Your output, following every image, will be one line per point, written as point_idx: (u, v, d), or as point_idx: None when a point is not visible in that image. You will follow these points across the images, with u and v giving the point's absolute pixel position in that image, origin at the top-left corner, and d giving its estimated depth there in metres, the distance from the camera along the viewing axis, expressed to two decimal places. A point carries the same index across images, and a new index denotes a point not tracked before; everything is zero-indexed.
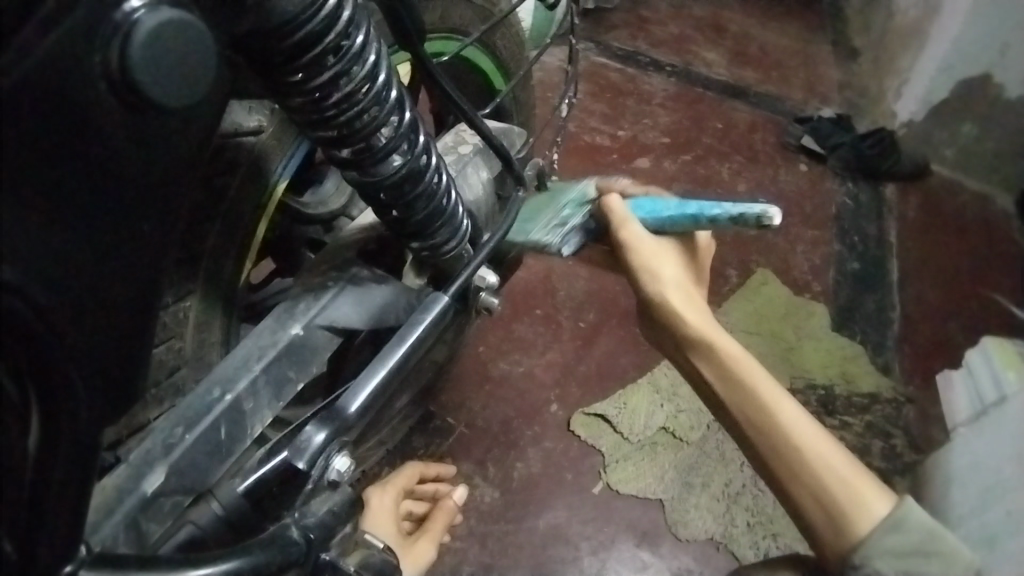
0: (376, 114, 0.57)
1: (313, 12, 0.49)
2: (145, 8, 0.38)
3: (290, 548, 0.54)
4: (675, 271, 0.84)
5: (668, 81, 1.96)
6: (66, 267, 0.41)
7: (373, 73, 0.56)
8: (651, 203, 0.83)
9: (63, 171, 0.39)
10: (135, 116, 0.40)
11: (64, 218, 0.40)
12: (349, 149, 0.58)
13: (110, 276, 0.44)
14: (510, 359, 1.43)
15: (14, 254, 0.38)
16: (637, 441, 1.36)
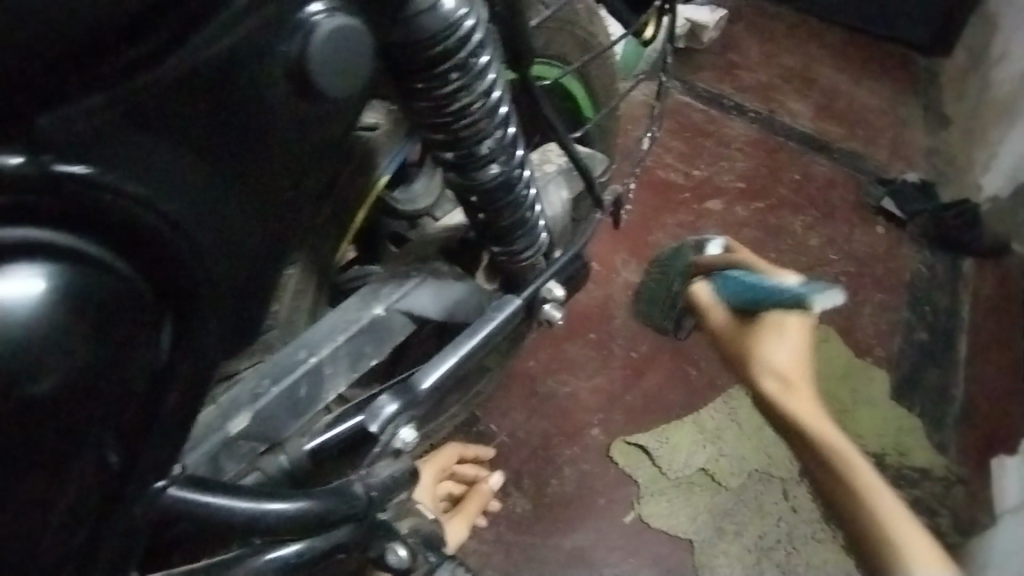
0: (484, 127, 0.62)
1: (449, 32, 0.56)
2: (323, 13, 0.49)
3: (351, 502, 0.63)
4: (784, 358, 0.78)
5: (750, 127, 1.96)
6: (213, 205, 0.51)
7: (489, 90, 0.61)
8: (742, 282, 0.81)
9: (231, 134, 0.50)
10: (295, 97, 0.51)
11: (220, 165, 0.50)
12: (453, 152, 0.63)
13: (237, 223, 0.53)
14: (558, 377, 1.44)
15: (174, 187, 0.48)
16: (674, 477, 1.35)
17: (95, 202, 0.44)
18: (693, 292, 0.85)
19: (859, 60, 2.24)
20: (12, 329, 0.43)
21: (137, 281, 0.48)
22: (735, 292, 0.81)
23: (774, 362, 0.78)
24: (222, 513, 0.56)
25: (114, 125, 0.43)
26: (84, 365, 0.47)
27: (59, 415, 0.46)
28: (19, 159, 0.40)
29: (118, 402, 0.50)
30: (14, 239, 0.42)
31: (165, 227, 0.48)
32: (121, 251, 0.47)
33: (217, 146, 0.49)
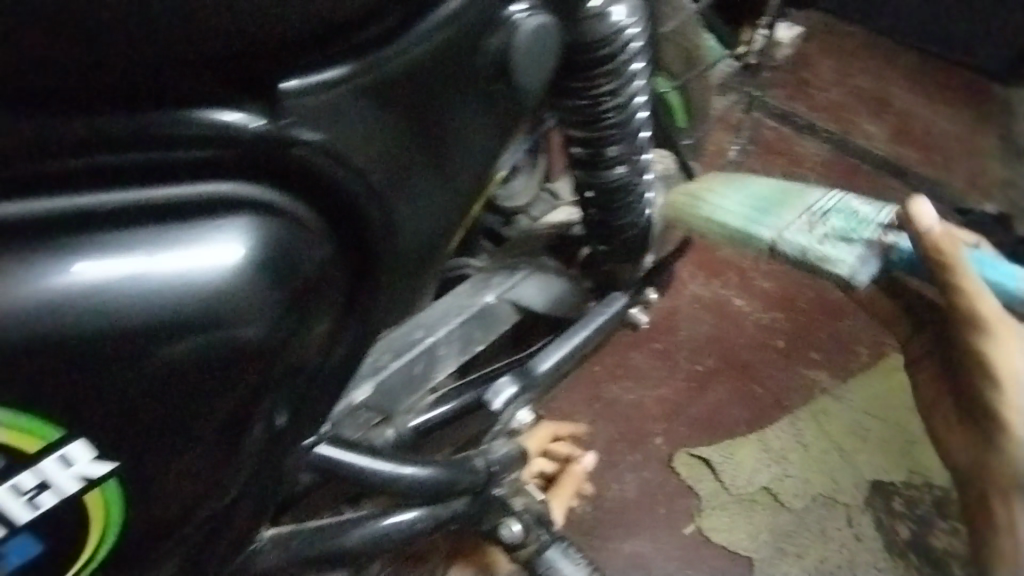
0: (621, 129, 0.67)
1: (611, 39, 0.62)
2: (528, 12, 0.54)
3: (475, 477, 0.67)
4: (1013, 333, 0.61)
5: (823, 146, 1.94)
6: (409, 181, 0.53)
7: (632, 97, 0.67)
8: (989, 262, 0.68)
9: (435, 117, 0.52)
10: (490, 86, 0.54)
11: (421, 145, 0.53)
12: (590, 146, 0.67)
13: (427, 211, 0.55)
14: (623, 382, 1.46)
15: (382, 161, 0.50)
16: (736, 493, 1.33)
17: (302, 164, 0.47)
18: (938, 240, 0.63)
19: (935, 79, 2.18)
20: (214, 278, 0.45)
21: (336, 247, 0.52)
22: (987, 271, 0.67)
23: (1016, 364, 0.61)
24: (352, 476, 0.60)
25: (343, 98, 0.47)
26: (265, 325, 0.48)
27: (233, 372, 0.48)
28: (259, 122, 0.44)
29: (277, 370, 0.50)
30: (218, 194, 0.46)
31: (368, 198, 0.51)
32: (307, 215, 0.49)
33: (429, 132, 0.53)
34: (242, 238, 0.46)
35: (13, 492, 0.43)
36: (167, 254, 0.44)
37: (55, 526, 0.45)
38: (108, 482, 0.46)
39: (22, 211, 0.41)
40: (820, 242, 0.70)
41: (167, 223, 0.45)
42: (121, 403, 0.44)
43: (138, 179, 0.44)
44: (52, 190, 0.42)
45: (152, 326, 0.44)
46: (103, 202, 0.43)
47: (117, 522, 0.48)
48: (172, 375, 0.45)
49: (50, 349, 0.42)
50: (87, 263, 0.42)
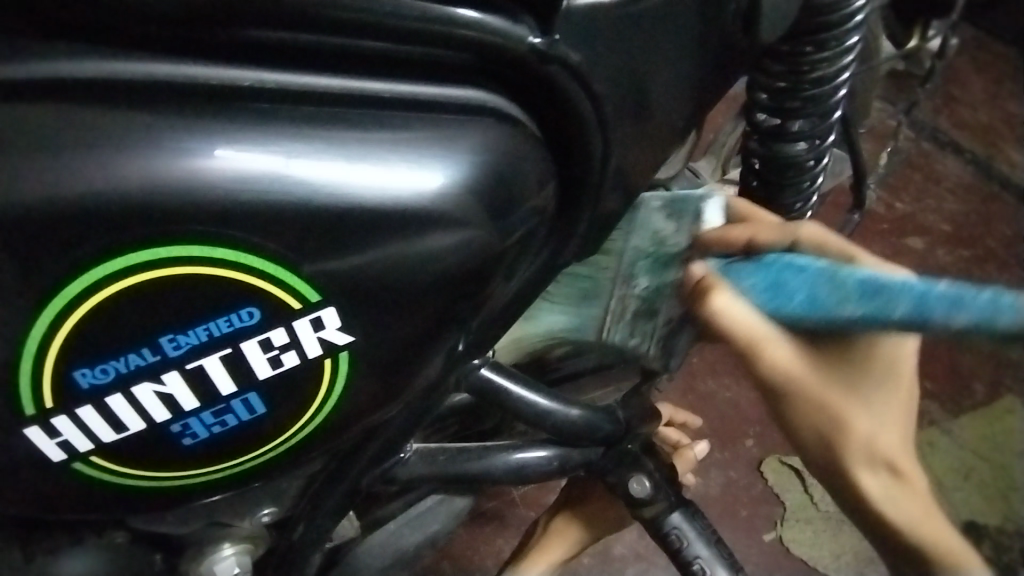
0: (821, 116, 0.55)
1: (845, 8, 0.50)
2: None
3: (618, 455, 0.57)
4: (863, 397, 0.41)
5: (1006, 130, 1.41)
6: (640, 123, 0.40)
7: (838, 78, 0.54)
8: (794, 279, 0.39)
9: (668, 31, 0.39)
10: (740, 21, 0.42)
11: (658, 77, 0.39)
12: (779, 120, 0.55)
13: (654, 119, 0.41)
14: (721, 378, 1.14)
15: (615, 88, 0.37)
16: (825, 509, 1.03)
17: (553, 87, 0.35)
18: (701, 287, 0.42)
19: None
20: (418, 212, 0.35)
21: (543, 202, 0.39)
22: (765, 294, 0.40)
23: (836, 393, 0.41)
24: (522, 405, 0.51)
25: (630, 16, 0.37)
26: (464, 270, 0.37)
27: (406, 317, 0.37)
28: (536, 39, 0.34)
29: (489, 295, 0.40)
30: (468, 100, 0.36)
31: (598, 141, 0.38)
32: (544, 133, 0.38)
33: (681, 55, 0.40)
34: (486, 144, 0.36)
35: (259, 347, 0.35)
36: (365, 169, 0.34)
37: (287, 391, 0.36)
38: (343, 353, 0.37)
39: (232, 83, 0.32)
40: (635, 287, 0.52)
41: (405, 117, 0.35)
42: (342, 292, 0.35)
43: (365, 74, 0.34)
44: (258, 62, 0.32)
45: (352, 224, 0.34)
46: (329, 89, 0.33)
47: (339, 393, 0.38)
48: (364, 294, 0.35)
49: (281, 227, 0.33)
50: (280, 151, 0.32)
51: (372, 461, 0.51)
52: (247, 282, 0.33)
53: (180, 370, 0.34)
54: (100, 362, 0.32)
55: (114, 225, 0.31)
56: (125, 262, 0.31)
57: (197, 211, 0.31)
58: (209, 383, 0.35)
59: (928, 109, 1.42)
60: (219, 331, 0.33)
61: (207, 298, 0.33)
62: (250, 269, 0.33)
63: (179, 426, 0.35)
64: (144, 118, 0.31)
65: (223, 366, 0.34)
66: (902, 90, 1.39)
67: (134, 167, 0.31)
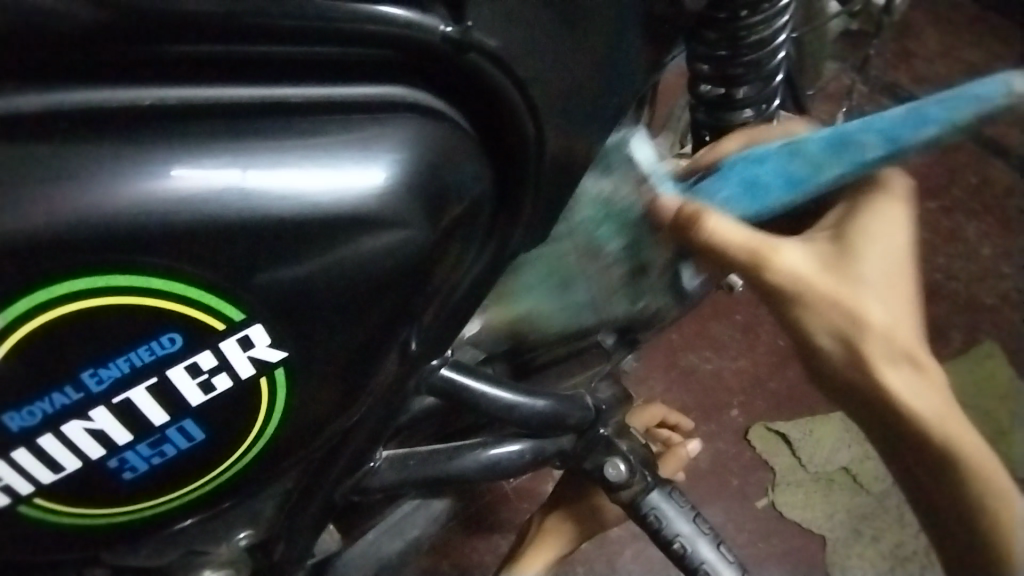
0: (761, 83, 0.53)
1: None
2: None
3: (595, 442, 0.57)
4: (879, 285, 0.41)
5: (962, 80, 1.42)
6: (567, 104, 0.38)
7: (773, 42, 0.51)
8: (762, 173, 0.47)
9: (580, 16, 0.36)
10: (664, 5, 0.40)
11: (580, 62, 0.38)
12: (722, 88, 0.53)
13: (585, 99, 0.39)
14: (701, 352, 1.13)
15: (537, 71, 0.36)
16: (814, 471, 1.03)
17: (473, 74, 0.34)
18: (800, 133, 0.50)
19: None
20: (342, 215, 0.33)
21: (475, 192, 0.38)
22: (749, 196, 0.46)
23: (800, 262, 0.41)
24: (486, 401, 0.50)
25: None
26: (398, 269, 0.36)
27: (337, 325, 0.36)
28: (447, 27, 0.32)
29: (434, 291, 0.39)
30: (387, 97, 0.34)
31: (527, 122, 0.37)
32: (471, 121, 0.37)
33: (605, 33, 0.38)
34: (410, 141, 0.35)
35: (188, 373, 0.33)
36: (282, 175, 0.32)
37: (226, 415, 0.35)
38: (279, 369, 0.36)
39: (129, 104, 0.30)
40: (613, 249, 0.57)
41: (320, 122, 0.33)
42: (271, 307, 0.34)
43: (274, 77, 0.32)
44: (156, 79, 0.31)
45: (270, 235, 0.32)
46: (238, 100, 0.32)
47: (281, 410, 0.37)
48: (291, 304, 0.34)
49: (198, 245, 0.31)
50: (189, 167, 0.31)
51: (340, 476, 0.50)
52: (164, 308, 0.32)
53: (108, 405, 0.33)
54: (24, 405, 0.31)
55: (22, 264, 0.29)
56: (36, 300, 0.30)
57: (105, 239, 0.30)
58: (140, 415, 0.34)
59: (885, 65, 1.43)
60: (143, 361, 0.32)
61: (125, 329, 0.31)
62: (166, 296, 0.31)
63: (117, 461, 0.34)
64: (42, 149, 0.29)
65: (154, 397, 0.33)
66: (859, 46, 1.38)
67: (29, 203, 0.29)
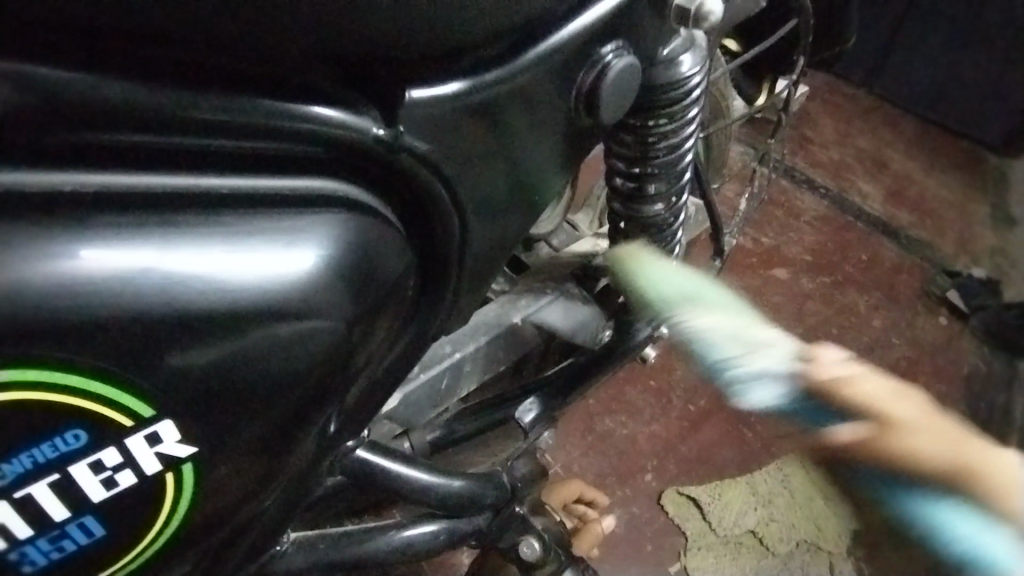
0: (672, 180, 0.56)
1: (678, 86, 0.51)
2: (614, 53, 0.40)
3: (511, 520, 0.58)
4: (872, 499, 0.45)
5: (855, 164, 1.57)
6: (490, 201, 0.40)
7: (683, 146, 0.55)
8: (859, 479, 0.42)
9: (504, 125, 0.38)
10: (586, 119, 0.41)
11: (504, 166, 0.39)
12: (635, 183, 0.56)
13: (509, 197, 0.41)
14: (617, 416, 1.15)
15: (462, 173, 0.38)
16: (723, 535, 1.05)
17: (404, 174, 0.36)
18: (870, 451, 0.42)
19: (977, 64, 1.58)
20: (265, 303, 0.33)
21: (400, 280, 0.39)
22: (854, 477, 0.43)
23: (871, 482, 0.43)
24: (401, 480, 0.50)
25: (483, 106, 0.36)
26: (318, 354, 0.36)
27: (248, 413, 0.35)
28: (379, 129, 0.34)
29: (356, 375, 0.39)
30: (315, 189, 0.35)
31: (452, 215, 0.39)
32: (399, 215, 0.38)
33: (533, 140, 0.40)
34: (338, 232, 0.35)
35: (91, 470, 0.32)
36: (202, 263, 0.32)
37: (131, 510, 0.34)
38: (186, 464, 0.34)
39: (49, 190, 0.29)
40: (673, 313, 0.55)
41: (248, 208, 0.33)
42: (182, 401, 0.33)
43: (203, 167, 0.32)
44: (73, 165, 0.29)
45: (188, 323, 0.32)
46: (160, 187, 0.31)
47: (188, 502, 0.36)
48: (201, 395, 0.33)
49: (111, 335, 0.30)
50: (111, 249, 0.30)
51: (244, 561, 0.47)
52: (69, 404, 0.30)
53: (8, 499, 0.31)
54: None
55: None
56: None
57: (10, 328, 0.28)
58: (39, 510, 0.32)
59: (786, 150, 1.56)
60: (45, 458, 0.31)
61: (27, 423, 0.30)
62: (75, 390, 0.30)
63: (17, 555, 0.32)
64: None
65: (56, 495, 0.32)
66: (762, 132, 1.50)
67: None
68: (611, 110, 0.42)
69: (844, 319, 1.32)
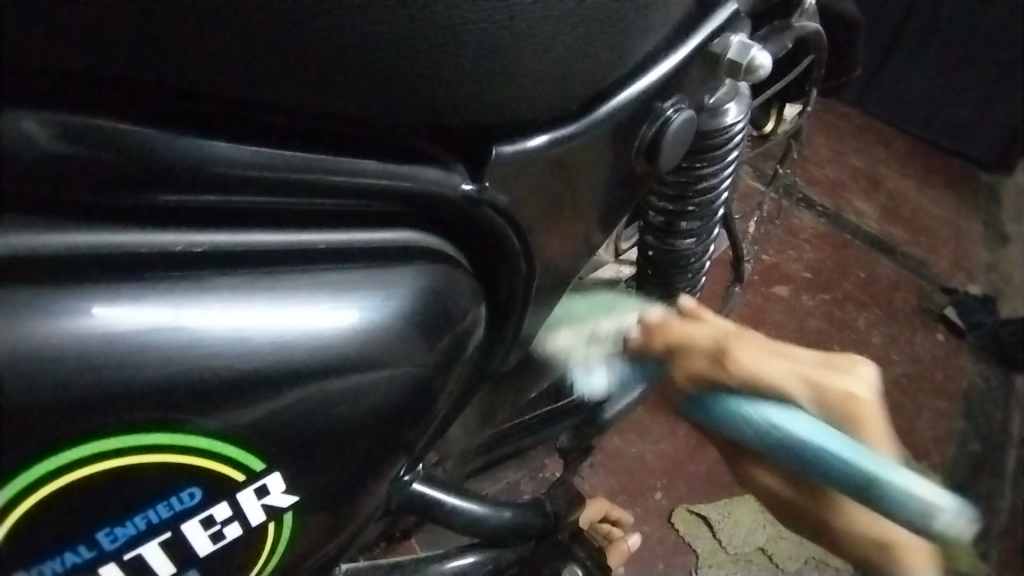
0: (709, 217, 0.58)
1: (722, 131, 0.53)
2: (673, 108, 0.43)
3: (554, 548, 0.59)
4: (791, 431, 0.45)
5: (851, 183, 1.60)
6: (555, 246, 0.42)
7: (721, 185, 0.57)
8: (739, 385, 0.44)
9: (572, 177, 0.40)
10: (642, 168, 0.44)
11: (569, 213, 0.41)
12: (672, 220, 0.58)
13: (569, 243, 0.43)
14: (625, 434, 1.16)
15: (534, 223, 0.39)
16: (735, 553, 1.07)
17: (486, 226, 0.38)
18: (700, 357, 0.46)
19: (971, 86, 1.63)
20: (355, 348, 0.35)
21: (475, 326, 0.40)
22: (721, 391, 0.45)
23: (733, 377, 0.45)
24: (458, 513, 0.51)
25: (554, 161, 0.38)
26: (402, 396, 0.37)
27: (336, 455, 0.36)
28: (467, 185, 0.36)
29: (432, 419, 0.41)
30: (402, 242, 0.37)
31: (522, 260, 0.40)
32: (474, 264, 0.40)
33: (596, 190, 0.42)
34: (424, 283, 0.37)
35: (201, 525, 0.34)
36: (301, 313, 0.34)
37: (227, 561, 0.36)
38: (286, 514, 0.36)
39: (163, 249, 0.32)
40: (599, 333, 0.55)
41: (340, 260, 0.36)
42: (281, 447, 0.34)
43: (300, 223, 0.35)
44: (186, 227, 0.32)
45: (288, 370, 0.34)
46: (263, 245, 0.34)
47: (281, 550, 0.37)
48: (296, 439, 0.35)
49: (221, 387, 0.32)
50: (226, 306, 0.32)
51: None
52: (184, 464, 0.32)
53: (119, 561, 0.33)
54: (36, 564, 0.31)
55: (37, 426, 0.29)
56: (52, 461, 0.30)
57: (132, 383, 0.30)
58: (149, 569, 0.34)
59: None
60: (159, 517, 0.33)
61: (146, 486, 0.32)
62: (192, 451, 0.32)
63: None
64: (70, 294, 0.30)
65: (163, 551, 0.34)
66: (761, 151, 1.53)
67: (34, 338, 0.29)
68: (668, 157, 0.44)
69: (844, 336, 1.34)
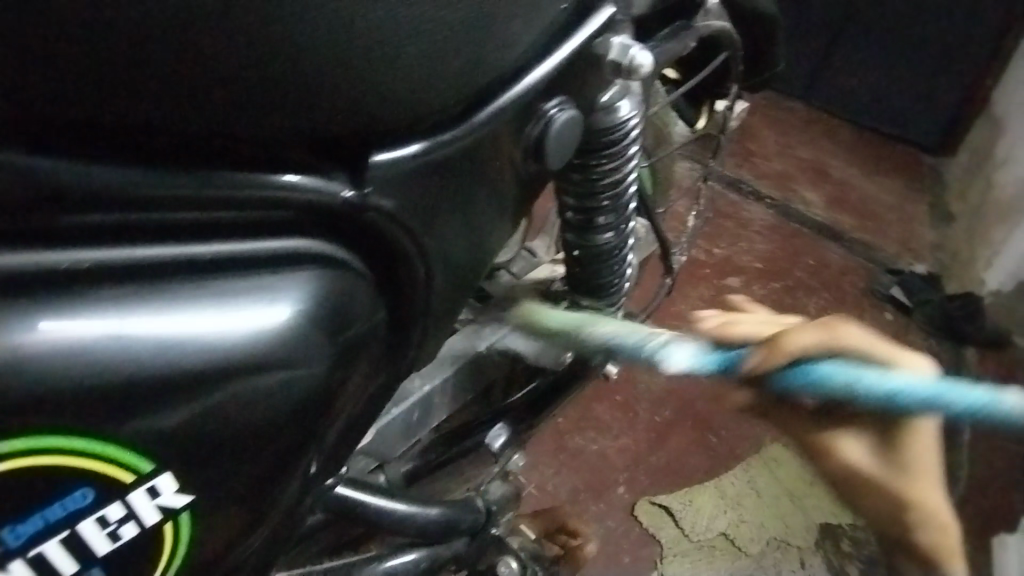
0: (621, 211, 0.61)
1: (619, 127, 0.55)
2: (557, 108, 0.45)
3: (488, 542, 0.61)
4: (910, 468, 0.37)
5: (798, 173, 1.65)
6: (452, 245, 0.44)
7: (628, 179, 0.59)
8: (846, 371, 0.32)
9: (459, 177, 0.42)
10: (533, 166, 0.46)
11: (462, 212, 0.43)
12: (586, 217, 0.60)
13: (467, 242, 0.45)
14: (587, 432, 1.18)
15: (425, 223, 0.41)
16: (698, 540, 1.08)
17: (372, 229, 0.39)
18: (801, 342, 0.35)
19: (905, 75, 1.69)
20: (247, 353, 0.36)
21: (373, 325, 0.42)
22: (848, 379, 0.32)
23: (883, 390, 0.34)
24: (383, 514, 0.52)
25: (438, 163, 0.40)
26: (300, 397, 0.39)
27: (237, 457, 0.37)
28: (347, 192, 0.37)
29: (336, 417, 0.42)
30: (291, 251, 0.38)
31: (418, 260, 0.42)
32: (369, 265, 0.41)
33: (488, 188, 0.44)
34: (313, 288, 0.38)
35: (97, 525, 0.35)
36: (194, 323, 0.35)
37: (132, 561, 0.37)
38: (183, 514, 0.37)
39: (48, 269, 0.32)
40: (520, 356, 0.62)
41: (229, 271, 0.36)
42: (178, 452, 0.35)
43: (187, 238, 0.35)
44: (70, 246, 0.32)
45: (180, 379, 0.34)
46: (151, 260, 0.34)
47: (187, 545, 0.38)
48: (193, 444, 0.36)
49: (113, 397, 0.33)
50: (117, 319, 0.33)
51: None
52: (76, 466, 0.33)
53: (21, 559, 0.33)
54: None
55: None
56: None
57: (12, 396, 0.31)
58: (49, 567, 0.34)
59: (731, 164, 1.64)
60: (54, 516, 0.34)
61: (41, 486, 0.33)
62: (86, 454, 0.33)
63: None
64: None
65: (64, 549, 0.34)
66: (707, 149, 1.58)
67: None
68: (557, 155, 0.46)
69: None
